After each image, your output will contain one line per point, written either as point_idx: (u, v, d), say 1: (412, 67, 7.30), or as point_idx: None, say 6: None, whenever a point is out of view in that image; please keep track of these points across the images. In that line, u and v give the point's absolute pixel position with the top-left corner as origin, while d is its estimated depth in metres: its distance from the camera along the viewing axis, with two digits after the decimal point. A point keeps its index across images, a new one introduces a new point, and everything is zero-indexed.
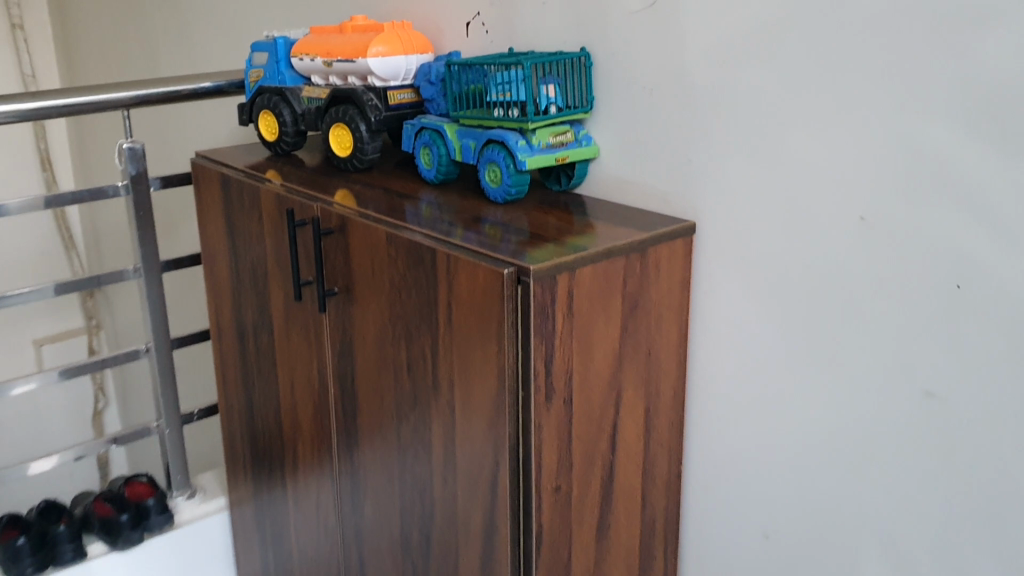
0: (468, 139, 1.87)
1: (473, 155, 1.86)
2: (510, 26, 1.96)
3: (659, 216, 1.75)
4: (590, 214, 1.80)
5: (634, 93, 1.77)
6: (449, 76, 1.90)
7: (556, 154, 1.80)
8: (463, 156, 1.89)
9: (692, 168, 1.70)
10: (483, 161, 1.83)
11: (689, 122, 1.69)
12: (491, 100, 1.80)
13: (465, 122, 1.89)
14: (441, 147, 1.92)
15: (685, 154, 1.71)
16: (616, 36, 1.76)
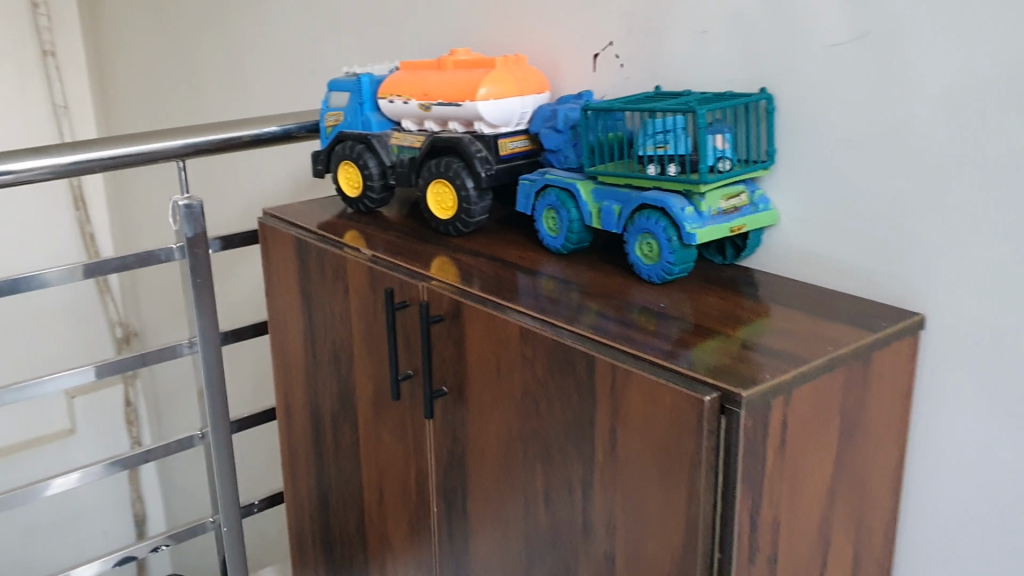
0: (610, 203, 1.51)
1: (618, 223, 1.50)
2: (654, 58, 1.60)
3: (862, 302, 1.38)
4: (768, 292, 1.42)
5: (829, 142, 1.40)
6: (583, 124, 1.54)
7: (729, 224, 1.43)
8: (602, 224, 1.53)
9: (912, 242, 1.33)
10: (632, 233, 1.46)
11: (907, 183, 1.32)
12: (645, 156, 1.44)
13: (603, 181, 1.53)
14: (572, 212, 1.56)
15: (900, 223, 1.34)
16: (805, 73, 1.41)
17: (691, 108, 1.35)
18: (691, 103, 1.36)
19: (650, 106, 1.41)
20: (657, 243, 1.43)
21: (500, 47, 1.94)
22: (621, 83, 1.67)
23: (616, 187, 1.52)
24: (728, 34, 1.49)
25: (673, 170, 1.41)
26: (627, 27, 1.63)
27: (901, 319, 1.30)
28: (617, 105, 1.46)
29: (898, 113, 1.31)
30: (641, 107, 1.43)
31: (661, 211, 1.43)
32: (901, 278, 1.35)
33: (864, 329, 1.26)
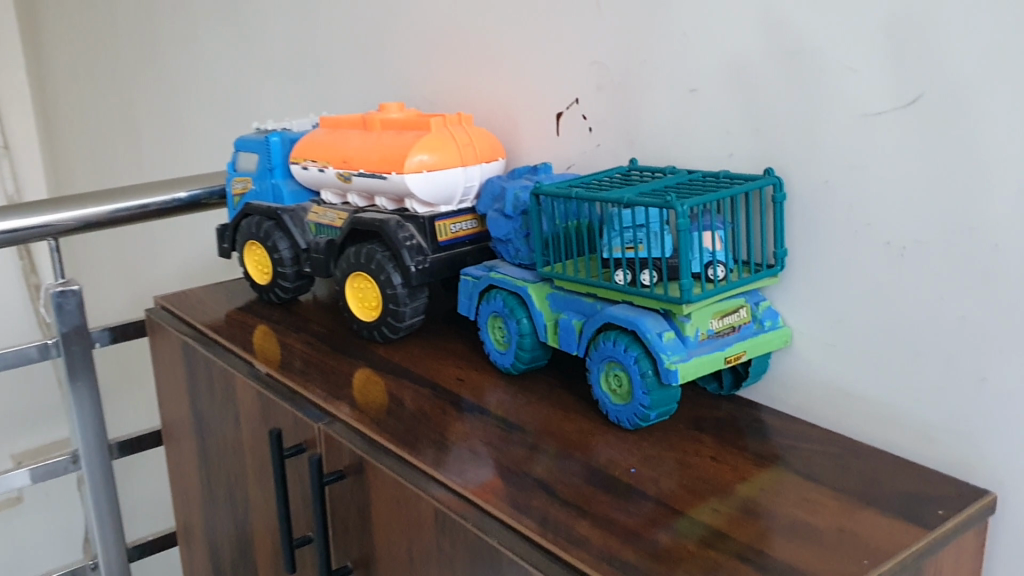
0: (570, 316, 1.15)
1: (577, 343, 1.13)
2: (630, 123, 1.25)
3: (905, 468, 1.01)
4: (778, 445, 1.06)
5: (862, 245, 1.04)
6: (532, 212, 1.17)
7: (724, 352, 1.06)
8: (559, 343, 1.16)
9: (981, 388, 0.97)
10: (596, 360, 1.09)
11: (975, 306, 0.96)
12: (609, 261, 1.08)
13: (559, 286, 1.17)
14: (521, 323, 1.19)
15: (963, 360, 0.98)
16: (830, 150, 1.05)
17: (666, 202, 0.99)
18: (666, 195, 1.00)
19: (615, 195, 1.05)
20: (628, 378, 1.06)
21: (443, 101, 1.58)
22: (589, 153, 1.32)
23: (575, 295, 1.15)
24: (726, 96, 1.13)
25: (646, 281, 1.04)
26: (597, 82, 1.28)
27: (967, 500, 0.93)
28: (574, 192, 1.10)
29: (964, 213, 0.95)
30: (605, 197, 1.07)
31: (632, 334, 1.06)
32: (965, 435, 0.99)
33: (915, 520, 0.90)
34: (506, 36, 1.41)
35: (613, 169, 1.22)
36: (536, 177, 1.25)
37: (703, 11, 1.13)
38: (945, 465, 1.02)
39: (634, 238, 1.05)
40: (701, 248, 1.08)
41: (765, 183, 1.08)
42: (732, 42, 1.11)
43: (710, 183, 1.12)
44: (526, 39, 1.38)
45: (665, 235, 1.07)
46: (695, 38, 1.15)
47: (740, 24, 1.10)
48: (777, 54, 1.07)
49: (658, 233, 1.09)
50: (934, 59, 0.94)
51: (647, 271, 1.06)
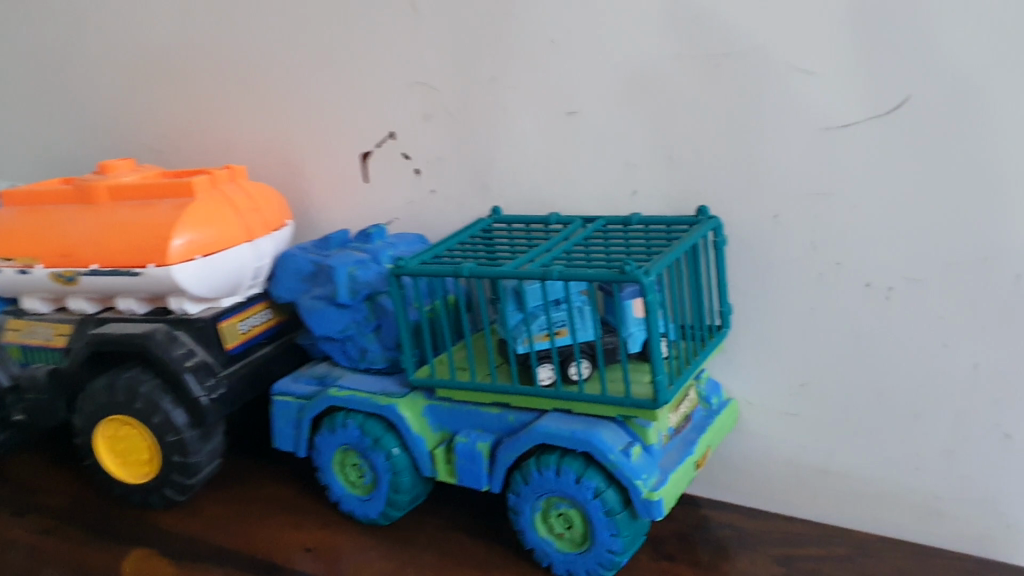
0: (469, 437, 0.83)
1: (490, 475, 0.82)
2: (481, 160, 0.96)
3: (931, 564, 0.82)
4: (770, 563, 0.82)
5: (831, 292, 0.83)
6: (394, 302, 0.84)
7: (695, 454, 0.81)
8: (457, 475, 0.84)
9: (1005, 447, 0.80)
10: (530, 497, 0.80)
11: (992, 350, 0.78)
12: (532, 359, 0.78)
13: (444, 396, 0.85)
14: (395, 455, 0.85)
15: (977, 415, 0.80)
16: (779, 178, 0.82)
17: (628, 276, 0.72)
18: (623, 264, 0.72)
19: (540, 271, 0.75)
20: (581, 515, 0.78)
21: (177, 148, 1.17)
22: (422, 203, 1.01)
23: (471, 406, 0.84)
24: (622, 118, 0.87)
25: (597, 383, 0.75)
26: (423, 110, 0.97)
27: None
28: (467, 270, 0.79)
29: (972, 242, 0.77)
30: (517, 272, 0.78)
31: (580, 456, 0.77)
32: (987, 503, 0.82)
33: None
34: (270, 55, 1.05)
35: (476, 225, 0.92)
36: (373, 247, 0.92)
37: (579, 9, 0.86)
38: (961, 542, 0.84)
39: (572, 326, 0.76)
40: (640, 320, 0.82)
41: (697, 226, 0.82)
42: (628, 47, 0.85)
43: (625, 236, 0.85)
44: (303, 58, 1.03)
45: (597, 313, 0.80)
46: (570, 46, 0.87)
47: (634, 25, 0.84)
48: (694, 61, 0.82)
49: (585, 309, 0.81)
50: (919, 55, 0.74)
51: (586, 365, 0.77)
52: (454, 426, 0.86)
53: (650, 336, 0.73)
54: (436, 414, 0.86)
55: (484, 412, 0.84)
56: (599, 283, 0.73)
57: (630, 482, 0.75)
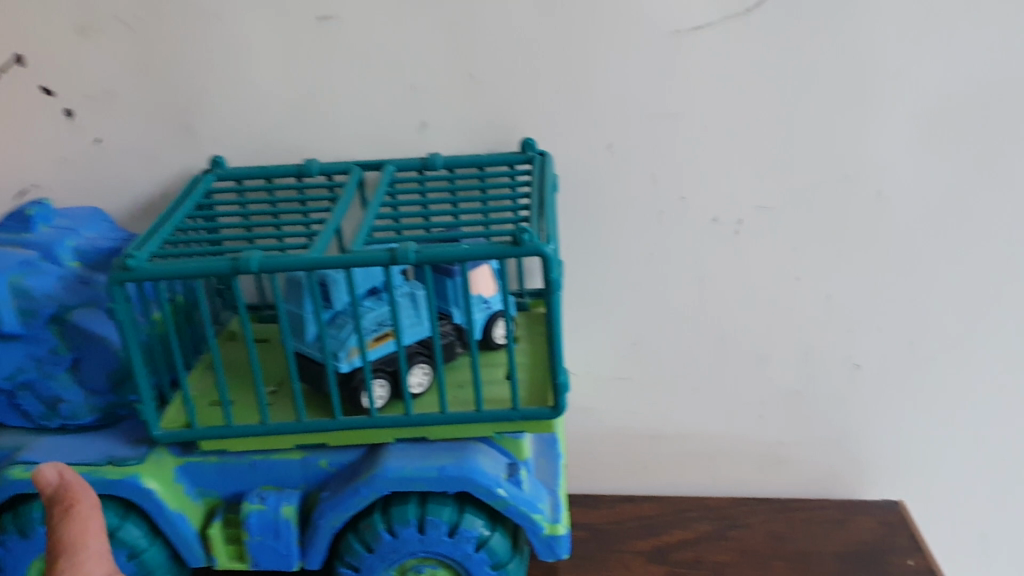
0: (264, 501, 0.57)
1: (306, 548, 0.57)
2: (184, 94, 0.66)
3: (801, 521, 0.76)
4: (648, 563, 0.71)
5: (673, 232, 0.70)
6: (118, 321, 0.52)
7: (563, 457, 0.63)
8: (251, 558, 0.58)
9: (856, 379, 0.75)
10: (376, 568, 0.56)
11: (848, 280, 0.71)
12: (368, 379, 0.53)
13: (213, 449, 0.57)
14: (144, 551, 0.57)
15: (828, 350, 0.74)
16: (621, 97, 0.65)
17: (525, 247, 0.50)
18: (515, 233, 0.50)
19: (383, 253, 0.50)
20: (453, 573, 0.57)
21: None
22: (85, 161, 0.69)
23: (256, 456, 0.58)
24: (402, 25, 0.64)
25: (473, 394, 0.53)
26: (76, 20, 0.64)
27: (908, 529, 0.74)
28: (256, 262, 0.50)
29: (833, 161, 0.67)
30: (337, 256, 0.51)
31: (449, 498, 0.56)
32: (832, 440, 0.78)
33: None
34: None
35: (197, 191, 0.63)
36: (40, 239, 0.59)
37: None
38: (805, 485, 0.81)
39: (432, 325, 0.52)
40: (480, 299, 0.59)
41: (530, 171, 0.64)
42: None
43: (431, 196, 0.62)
44: None
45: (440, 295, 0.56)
46: None
47: None
48: None
49: (418, 296, 0.56)
50: None
51: (447, 371, 0.54)
52: (229, 488, 0.59)
53: (550, 324, 0.53)
54: (196, 475, 0.59)
55: (279, 461, 0.58)
56: (480, 260, 0.50)
57: (526, 519, 0.56)
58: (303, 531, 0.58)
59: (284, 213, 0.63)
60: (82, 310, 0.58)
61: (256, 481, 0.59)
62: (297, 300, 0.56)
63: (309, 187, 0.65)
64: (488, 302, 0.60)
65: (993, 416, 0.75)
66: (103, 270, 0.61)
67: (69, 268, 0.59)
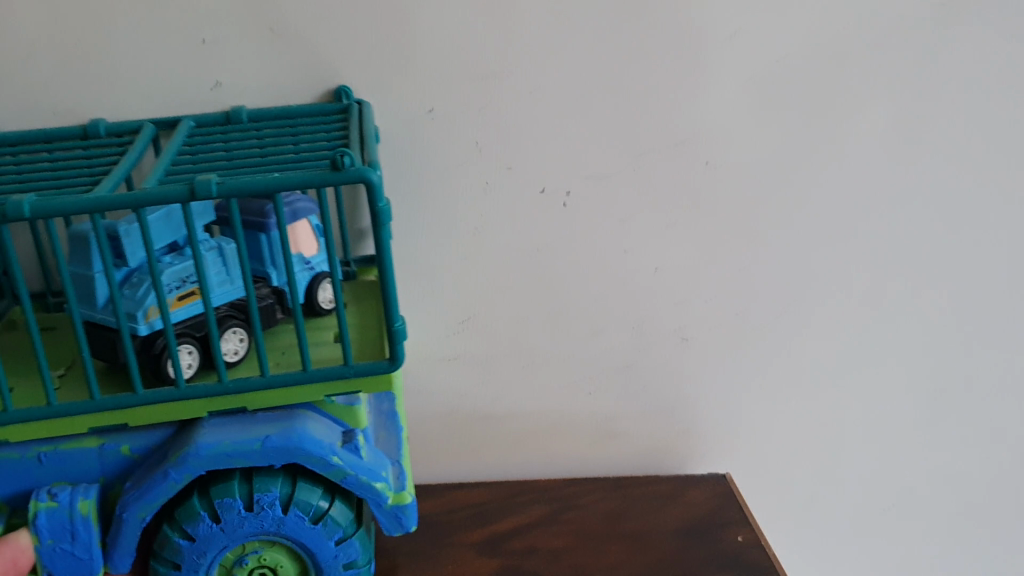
0: (56, 498, 0.49)
1: (112, 547, 0.49)
2: None
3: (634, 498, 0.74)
4: (479, 558, 0.66)
5: (499, 199, 0.66)
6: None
7: (405, 427, 0.58)
8: (42, 567, 0.49)
9: (682, 351, 0.74)
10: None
11: (673, 253, 0.69)
12: (173, 343, 0.46)
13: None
14: None
15: (655, 322, 0.72)
16: (442, 54, 0.60)
17: (346, 172, 0.46)
18: (332, 157, 0.46)
19: (182, 188, 0.44)
20: (291, 556, 0.51)
21: None
22: None
23: (43, 449, 0.50)
24: None
25: (294, 346, 0.47)
26: None
27: (738, 500, 0.73)
28: (27, 203, 0.43)
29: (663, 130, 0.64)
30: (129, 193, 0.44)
31: (277, 472, 0.50)
32: (658, 412, 0.77)
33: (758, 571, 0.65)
34: None
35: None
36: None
37: None
38: (634, 456, 0.79)
39: (246, 270, 0.46)
40: (298, 257, 0.54)
41: (343, 117, 0.58)
42: None
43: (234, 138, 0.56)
44: None
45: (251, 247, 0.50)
46: None
47: None
48: None
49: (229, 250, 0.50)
50: None
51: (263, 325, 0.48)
52: (13, 487, 0.50)
53: (378, 257, 0.49)
54: None
55: (73, 452, 0.50)
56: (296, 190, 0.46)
57: (368, 489, 0.50)
58: (106, 532, 0.51)
59: (58, 150, 0.55)
60: None
61: (43, 478, 0.50)
62: (84, 259, 0.49)
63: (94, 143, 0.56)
64: (309, 262, 0.55)
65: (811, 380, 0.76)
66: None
67: None
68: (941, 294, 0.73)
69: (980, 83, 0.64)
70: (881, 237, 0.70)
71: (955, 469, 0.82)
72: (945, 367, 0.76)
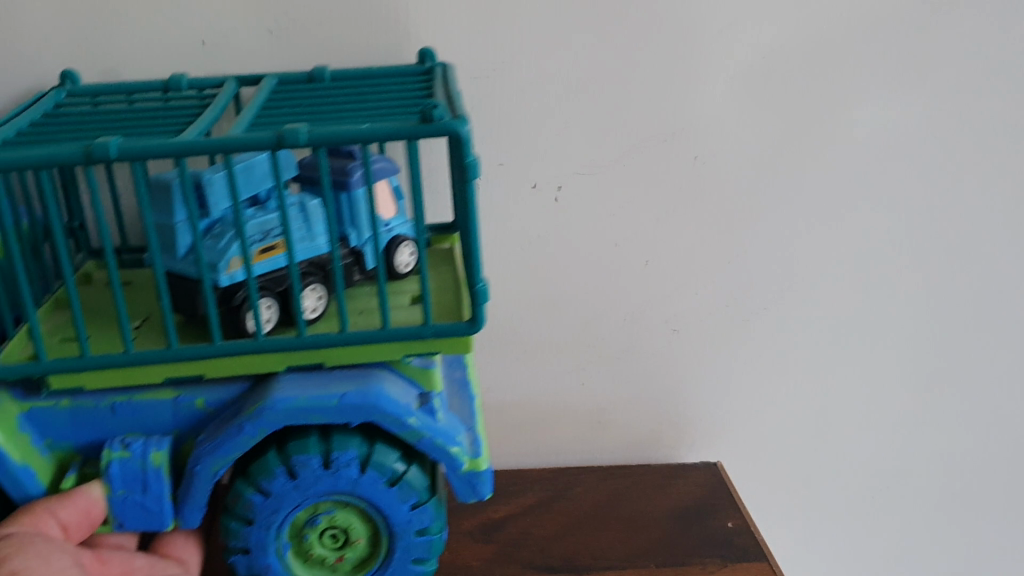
0: (129, 448, 0.48)
1: (186, 498, 0.47)
2: None
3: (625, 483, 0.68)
4: (474, 545, 0.60)
5: (492, 195, 0.63)
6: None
7: (478, 397, 0.56)
8: (113, 517, 0.48)
9: (674, 342, 0.71)
10: (266, 542, 0.48)
11: (665, 247, 0.66)
12: (256, 298, 0.45)
13: (64, 388, 0.47)
14: None
15: (647, 316, 0.69)
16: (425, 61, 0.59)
17: (432, 126, 0.42)
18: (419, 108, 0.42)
19: (269, 134, 0.41)
20: (360, 518, 0.49)
21: None
22: None
23: (118, 398, 0.48)
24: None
25: (374, 303, 0.45)
26: None
27: (729, 488, 0.66)
28: (115, 146, 0.40)
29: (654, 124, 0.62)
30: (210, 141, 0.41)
31: (354, 430, 0.48)
32: (661, 400, 0.73)
33: (749, 557, 0.59)
34: None
35: (47, 99, 0.53)
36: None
37: None
38: (624, 448, 0.75)
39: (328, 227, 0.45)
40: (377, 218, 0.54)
41: (429, 77, 0.55)
42: None
43: (323, 91, 0.54)
44: None
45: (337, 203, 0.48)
46: None
47: None
48: None
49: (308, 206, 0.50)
50: None
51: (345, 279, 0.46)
52: (85, 438, 0.49)
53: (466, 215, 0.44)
54: (42, 423, 0.48)
55: (148, 402, 0.48)
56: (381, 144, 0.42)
57: (443, 453, 0.48)
58: (178, 486, 0.49)
59: (140, 101, 0.54)
60: None
61: (118, 428, 0.49)
62: (166, 206, 0.47)
63: (177, 96, 0.55)
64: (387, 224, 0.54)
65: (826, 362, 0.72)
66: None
67: None
68: (953, 278, 0.70)
69: (977, 71, 0.62)
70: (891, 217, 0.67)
71: (967, 456, 0.78)
72: (956, 357, 0.73)
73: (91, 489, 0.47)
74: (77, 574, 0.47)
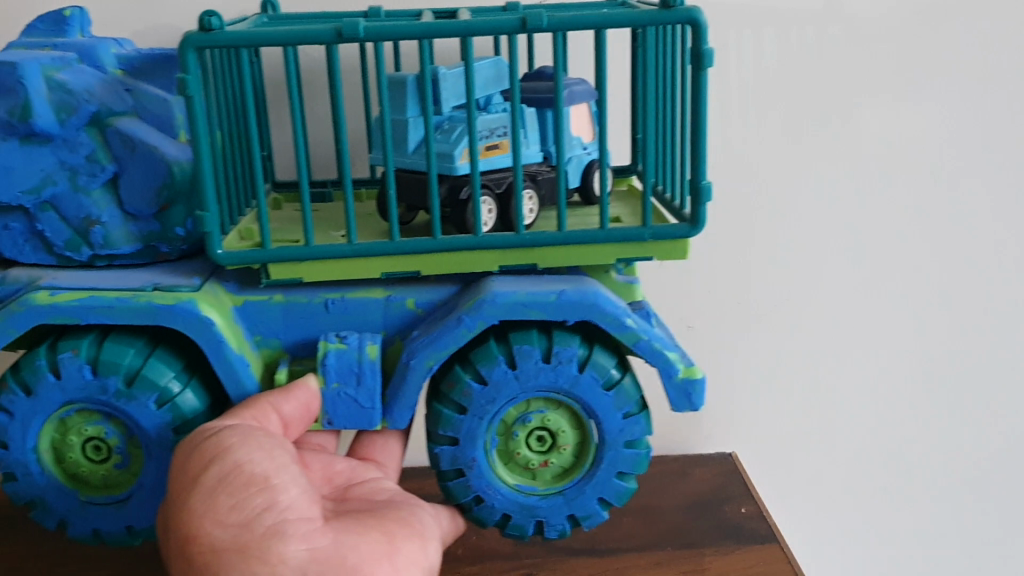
0: (346, 340, 0.40)
1: (403, 396, 0.39)
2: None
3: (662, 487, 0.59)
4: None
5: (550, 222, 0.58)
6: (192, 110, 0.36)
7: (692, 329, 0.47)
8: (322, 414, 0.40)
9: (685, 342, 0.60)
10: (478, 432, 0.39)
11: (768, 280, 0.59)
12: (478, 191, 0.38)
13: (283, 279, 0.40)
14: (179, 395, 0.40)
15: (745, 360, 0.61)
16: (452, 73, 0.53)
17: (671, 13, 0.36)
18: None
19: (509, 18, 0.35)
20: (576, 424, 0.40)
21: None
22: None
23: (332, 294, 0.41)
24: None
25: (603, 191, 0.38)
26: None
27: (745, 477, 0.59)
28: (365, 26, 0.35)
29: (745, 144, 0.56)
30: (449, 25, 0.35)
31: (574, 329, 0.40)
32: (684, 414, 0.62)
33: (758, 540, 0.52)
34: None
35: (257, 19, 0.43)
36: (75, 40, 0.43)
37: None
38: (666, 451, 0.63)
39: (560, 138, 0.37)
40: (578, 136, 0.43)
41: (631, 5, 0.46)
42: None
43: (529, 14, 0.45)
44: None
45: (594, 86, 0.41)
46: None
47: None
48: None
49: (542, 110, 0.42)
50: None
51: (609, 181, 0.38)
52: (297, 335, 0.41)
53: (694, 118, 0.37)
54: (253, 317, 0.41)
55: (361, 300, 0.41)
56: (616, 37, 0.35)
57: (658, 358, 0.39)
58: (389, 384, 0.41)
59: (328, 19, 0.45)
60: (127, 117, 0.41)
61: (329, 328, 0.41)
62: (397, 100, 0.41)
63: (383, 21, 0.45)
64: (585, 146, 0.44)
65: (852, 355, 0.61)
66: (162, 77, 0.44)
67: (113, 75, 0.43)
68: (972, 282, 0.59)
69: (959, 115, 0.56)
70: (918, 237, 0.58)
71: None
72: (966, 354, 0.61)
73: (310, 380, 0.39)
74: (304, 476, 0.39)
